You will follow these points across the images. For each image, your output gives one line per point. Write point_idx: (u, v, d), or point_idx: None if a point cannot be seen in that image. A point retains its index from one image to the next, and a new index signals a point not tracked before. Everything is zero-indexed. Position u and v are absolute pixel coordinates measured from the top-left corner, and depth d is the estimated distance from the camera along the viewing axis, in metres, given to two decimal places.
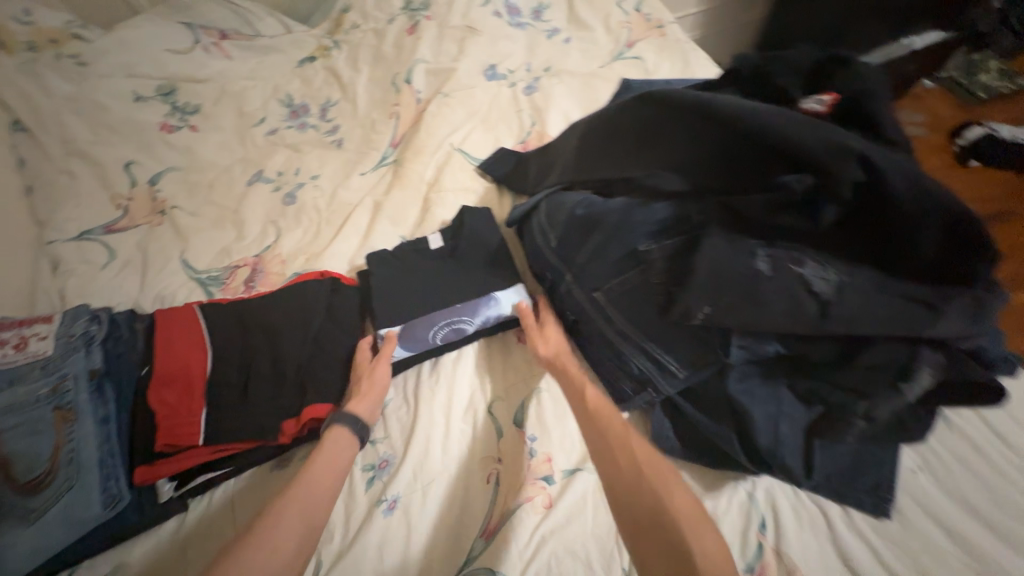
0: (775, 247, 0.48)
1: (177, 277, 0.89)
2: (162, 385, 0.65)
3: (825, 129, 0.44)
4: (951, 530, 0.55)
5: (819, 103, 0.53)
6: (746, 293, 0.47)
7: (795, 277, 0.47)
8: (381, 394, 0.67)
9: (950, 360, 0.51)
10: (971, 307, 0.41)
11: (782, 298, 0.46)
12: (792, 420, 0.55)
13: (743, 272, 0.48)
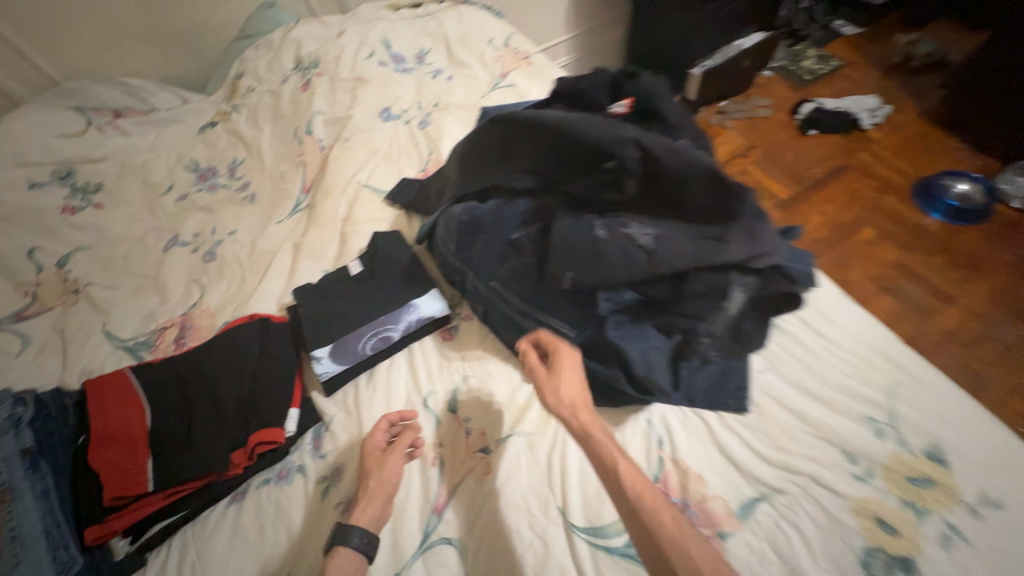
0: (606, 218, 0.64)
1: (102, 350, 0.91)
2: (102, 447, 0.68)
3: (615, 128, 0.61)
4: (795, 409, 0.70)
5: (620, 106, 0.70)
6: (592, 256, 0.62)
7: (625, 237, 0.61)
8: (387, 494, 0.68)
9: (763, 281, 0.69)
10: (742, 233, 0.58)
11: (619, 254, 0.61)
12: (659, 351, 0.68)
13: (587, 241, 0.62)
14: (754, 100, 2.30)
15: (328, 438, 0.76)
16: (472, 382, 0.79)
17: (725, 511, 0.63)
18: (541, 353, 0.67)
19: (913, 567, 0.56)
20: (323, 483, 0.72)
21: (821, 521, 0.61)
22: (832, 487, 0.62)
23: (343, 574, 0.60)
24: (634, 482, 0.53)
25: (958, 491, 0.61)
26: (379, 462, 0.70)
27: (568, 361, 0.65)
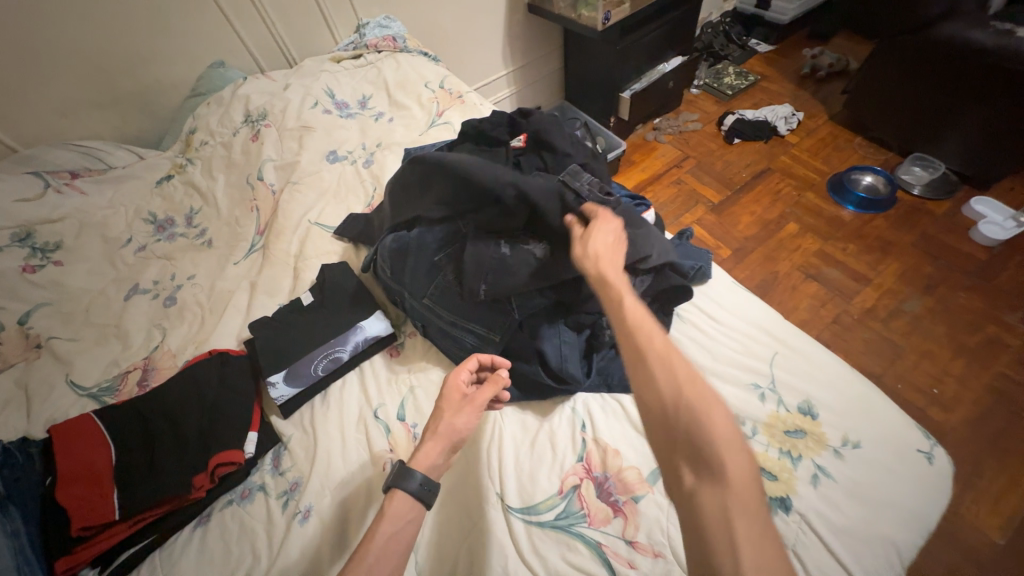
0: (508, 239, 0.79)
1: (66, 399, 0.96)
2: (69, 484, 0.73)
3: (497, 167, 0.76)
4: None
5: (519, 141, 0.88)
6: (500, 269, 0.76)
7: (526, 253, 0.77)
8: (450, 437, 0.69)
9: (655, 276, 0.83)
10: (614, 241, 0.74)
11: (521, 267, 0.76)
12: (570, 346, 0.80)
13: (494, 258, 0.77)
14: (684, 116, 2.52)
15: (288, 455, 0.83)
16: (418, 391, 0.87)
17: (637, 477, 0.74)
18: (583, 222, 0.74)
19: (790, 505, 0.68)
20: (283, 497, 0.78)
21: None
22: None
23: (397, 516, 0.62)
24: (700, 403, 0.50)
25: (825, 437, 0.73)
26: (455, 406, 0.72)
27: (603, 229, 0.71)
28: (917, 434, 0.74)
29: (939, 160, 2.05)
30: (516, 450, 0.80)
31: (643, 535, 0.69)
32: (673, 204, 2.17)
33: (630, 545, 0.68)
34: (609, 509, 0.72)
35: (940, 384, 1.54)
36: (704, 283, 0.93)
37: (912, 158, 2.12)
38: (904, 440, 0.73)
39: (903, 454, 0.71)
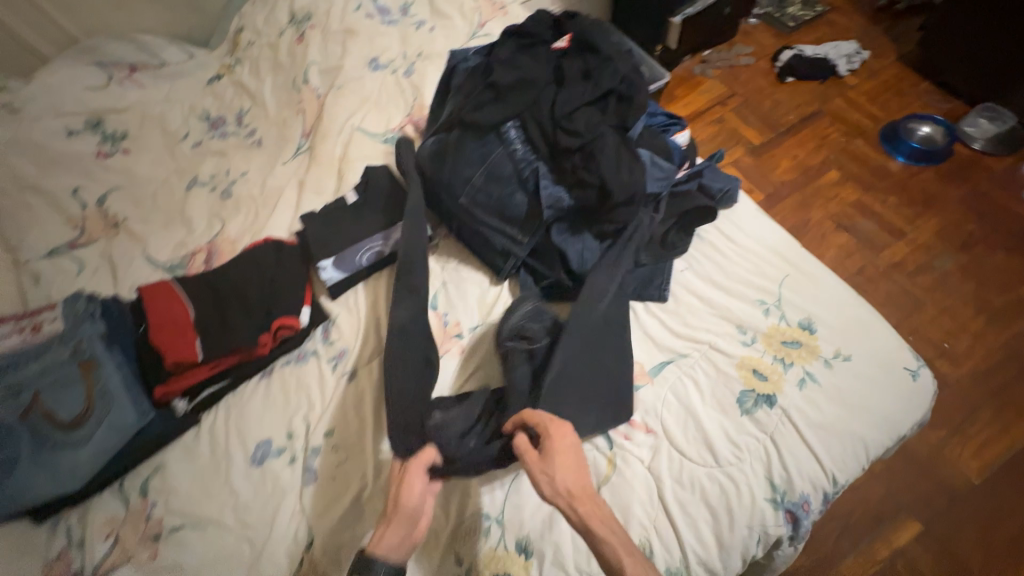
0: (511, 164, 0.85)
1: (145, 269, 1.10)
2: (160, 330, 0.86)
3: (486, 115, 0.84)
4: (704, 297, 0.88)
5: (561, 43, 0.88)
6: (508, 189, 0.85)
7: (530, 178, 0.84)
8: (402, 522, 0.63)
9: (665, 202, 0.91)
10: (608, 172, 0.78)
11: (521, 198, 0.85)
12: (593, 251, 0.85)
13: (500, 183, 0.85)
14: (736, 49, 2.34)
15: (334, 329, 0.95)
16: (449, 284, 0.97)
17: (639, 370, 0.83)
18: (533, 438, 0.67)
19: (774, 401, 0.76)
20: (331, 361, 0.91)
21: (710, 373, 0.81)
22: (723, 350, 0.82)
23: None
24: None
25: (818, 349, 0.80)
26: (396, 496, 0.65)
27: (562, 437, 0.65)
28: (909, 355, 0.80)
29: (1010, 113, 1.92)
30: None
31: (639, 415, 0.79)
32: (711, 142, 2.11)
33: (626, 422, 0.79)
34: None
35: (953, 339, 1.57)
36: (729, 207, 0.96)
37: (979, 108, 1.97)
38: (894, 358, 0.79)
39: (889, 370, 0.78)
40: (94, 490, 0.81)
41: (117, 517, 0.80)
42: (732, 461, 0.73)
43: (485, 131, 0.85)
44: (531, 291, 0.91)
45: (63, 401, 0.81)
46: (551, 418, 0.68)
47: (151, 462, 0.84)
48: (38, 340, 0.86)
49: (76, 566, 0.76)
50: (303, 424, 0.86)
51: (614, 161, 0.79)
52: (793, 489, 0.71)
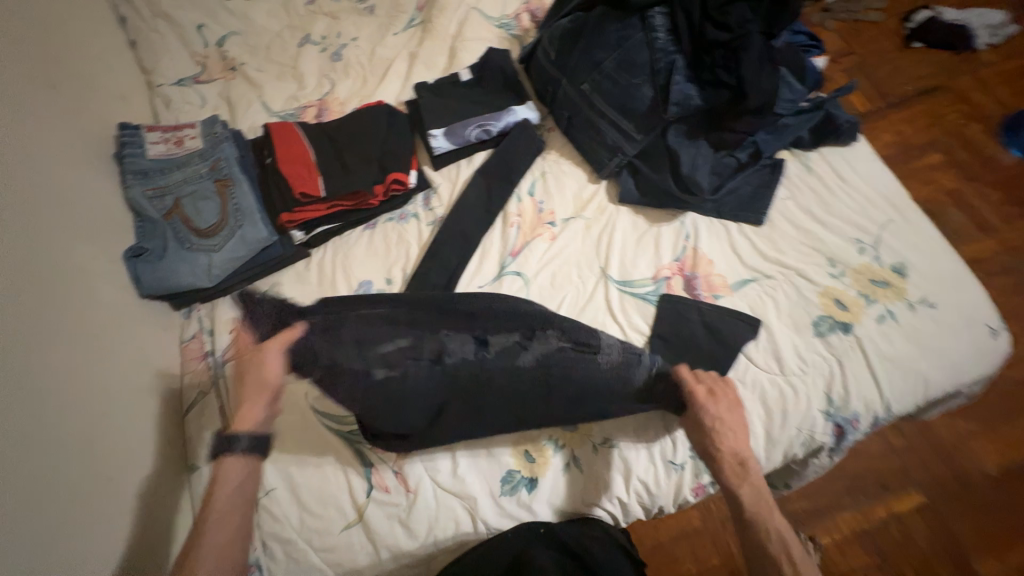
0: (648, 53, 0.85)
1: (260, 115, 1.15)
2: (287, 164, 0.94)
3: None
4: (801, 228, 0.89)
5: None
6: (637, 80, 0.86)
7: (662, 72, 0.85)
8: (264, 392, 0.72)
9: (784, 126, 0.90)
10: (752, 77, 0.78)
11: (645, 92, 0.87)
12: (705, 159, 0.86)
13: (631, 73, 0.87)
14: (866, 1, 2.09)
15: (435, 197, 1.00)
16: (548, 175, 0.99)
17: (722, 282, 0.87)
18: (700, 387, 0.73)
19: (850, 329, 0.80)
20: (431, 225, 0.98)
21: (792, 296, 0.84)
22: (809, 277, 0.85)
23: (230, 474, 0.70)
24: (765, 514, 0.68)
25: (905, 292, 0.82)
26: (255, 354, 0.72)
27: (727, 393, 0.74)
28: (993, 314, 0.81)
29: None
30: (623, 239, 0.92)
31: None
32: None
33: None
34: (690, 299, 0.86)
35: None
36: (846, 146, 0.94)
37: None
38: (979, 314, 0.81)
39: (973, 325, 0.80)
40: (222, 292, 0.92)
41: (238, 318, 0.91)
42: (796, 373, 0.79)
43: (632, 14, 0.86)
44: (630, 193, 0.93)
45: (203, 209, 0.90)
46: (716, 380, 0.74)
47: (268, 279, 0.94)
48: (180, 153, 0.94)
49: (208, 348, 0.89)
50: (400, 276, 0.94)
51: (757, 65, 0.79)
52: (848, 406, 0.77)
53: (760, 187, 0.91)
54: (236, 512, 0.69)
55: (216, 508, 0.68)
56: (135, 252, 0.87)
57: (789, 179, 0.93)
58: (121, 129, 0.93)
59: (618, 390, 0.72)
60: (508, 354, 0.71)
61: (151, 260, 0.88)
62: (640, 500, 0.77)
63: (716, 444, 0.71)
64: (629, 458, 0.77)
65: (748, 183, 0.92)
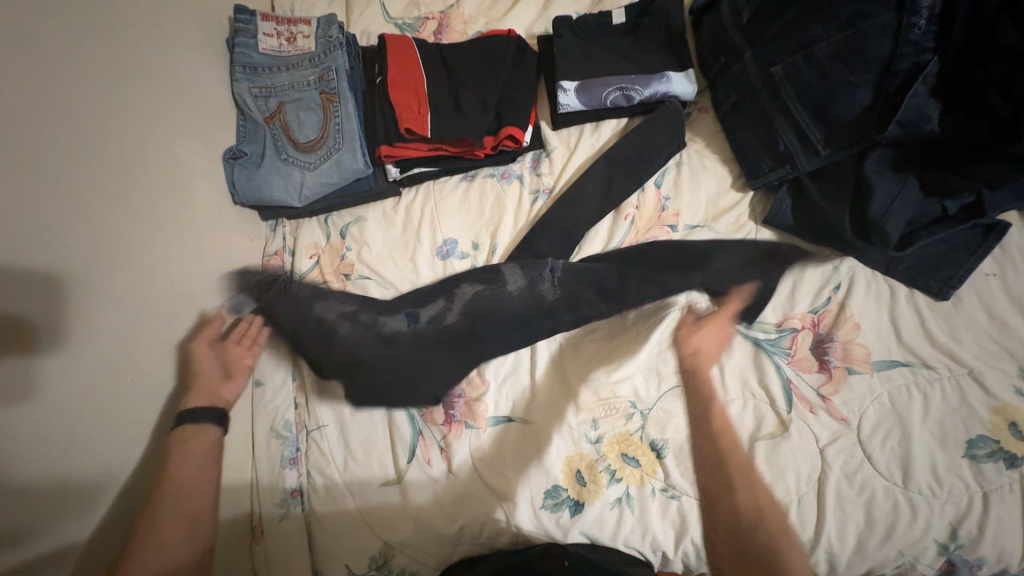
0: (889, 42, 0.61)
1: (376, 18, 1.01)
2: (397, 89, 0.83)
3: None
4: (997, 318, 0.69)
5: None
6: (851, 78, 0.65)
7: (898, 74, 0.61)
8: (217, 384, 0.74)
9: None
10: None
11: (855, 97, 0.65)
12: (906, 201, 0.66)
13: (845, 65, 0.65)
14: None
15: (546, 162, 0.87)
16: (685, 168, 0.82)
17: (863, 355, 0.71)
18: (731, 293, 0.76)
19: (1017, 465, 0.63)
20: (534, 194, 0.86)
21: (952, 401, 0.67)
22: (986, 384, 0.67)
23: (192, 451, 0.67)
24: (713, 417, 0.73)
25: None
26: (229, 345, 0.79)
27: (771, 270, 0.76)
28: None
29: None
30: (722, 262, 0.76)
31: (839, 399, 0.70)
32: None
33: (821, 397, 0.71)
34: (816, 363, 0.72)
35: None
36: None
37: None
38: None
39: None
40: (309, 213, 0.89)
41: (319, 245, 0.88)
42: (922, 491, 0.65)
43: None
44: (781, 215, 0.76)
45: (305, 123, 0.84)
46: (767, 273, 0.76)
47: (355, 212, 0.90)
48: (290, 52, 0.86)
49: (287, 268, 0.88)
50: (487, 244, 0.85)
51: None
52: (975, 548, 0.63)
53: (959, 251, 0.71)
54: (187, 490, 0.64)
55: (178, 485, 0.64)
56: (233, 154, 0.83)
57: (1006, 251, 0.71)
58: (237, 13, 0.85)
59: (513, 305, 0.74)
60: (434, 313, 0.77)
61: (247, 166, 0.84)
62: (685, 560, 0.70)
63: (691, 363, 0.75)
64: (687, 514, 0.70)
65: (944, 242, 0.71)
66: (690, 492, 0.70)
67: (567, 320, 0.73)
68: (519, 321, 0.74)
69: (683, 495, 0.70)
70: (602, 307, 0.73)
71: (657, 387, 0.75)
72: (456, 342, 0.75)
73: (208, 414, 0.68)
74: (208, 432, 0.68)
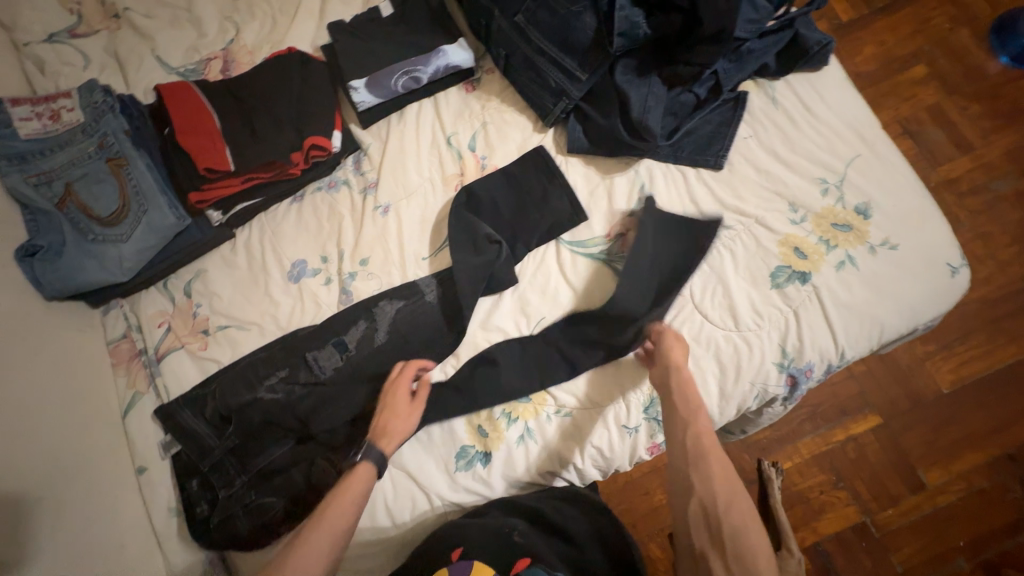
0: None
1: (157, 73, 0.99)
2: (187, 133, 0.82)
3: None
4: (763, 170, 0.82)
5: None
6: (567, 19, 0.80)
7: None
8: (404, 418, 0.73)
9: (755, 56, 0.82)
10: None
11: (585, 27, 0.79)
12: (657, 97, 0.79)
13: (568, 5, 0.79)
14: None
15: (366, 160, 0.90)
16: (490, 127, 0.89)
17: (678, 237, 0.81)
18: (584, 254, 0.83)
19: (808, 279, 0.77)
20: (363, 192, 0.89)
21: (750, 247, 0.79)
22: (768, 225, 0.79)
23: (361, 483, 0.66)
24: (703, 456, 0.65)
25: (867, 235, 0.77)
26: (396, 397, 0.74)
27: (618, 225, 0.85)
28: (955, 252, 0.78)
29: None
30: (544, 200, 0.84)
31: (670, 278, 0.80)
32: None
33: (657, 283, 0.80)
34: None
35: None
36: (812, 70, 0.85)
37: None
38: (940, 254, 0.77)
39: (931, 264, 0.77)
40: (143, 284, 0.86)
41: (167, 311, 0.86)
42: (752, 327, 0.77)
43: None
44: (578, 141, 0.85)
45: (97, 196, 0.80)
46: (586, 204, 0.85)
47: (194, 266, 0.88)
48: (57, 129, 0.82)
49: (140, 346, 0.84)
50: (336, 252, 0.87)
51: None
52: (802, 357, 0.76)
53: (722, 125, 0.84)
54: (347, 528, 0.64)
55: (332, 521, 0.63)
56: (28, 251, 0.78)
57: (753, 114, 0.84)
58: None
59: (423, 319, 0.81)
60: (360, 341, 0.81)
61: (49, 258, 0.78)
62: (595, 464, 0.77)
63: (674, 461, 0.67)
64: (583, 425, 0.77)
65: (707, 122, 0.84)
66: (578, 406, 0.77)
67: (468, 290, 0.78)
68: (438, 330, 0.81)
69: (574, 409, 0.77)
70: (486, 286, 0.81)
71: (528, 324, 0.81)
72: (382, 367, 0.81)
73: (376, 449, 0.69)
74: (366, 468, 0.67)
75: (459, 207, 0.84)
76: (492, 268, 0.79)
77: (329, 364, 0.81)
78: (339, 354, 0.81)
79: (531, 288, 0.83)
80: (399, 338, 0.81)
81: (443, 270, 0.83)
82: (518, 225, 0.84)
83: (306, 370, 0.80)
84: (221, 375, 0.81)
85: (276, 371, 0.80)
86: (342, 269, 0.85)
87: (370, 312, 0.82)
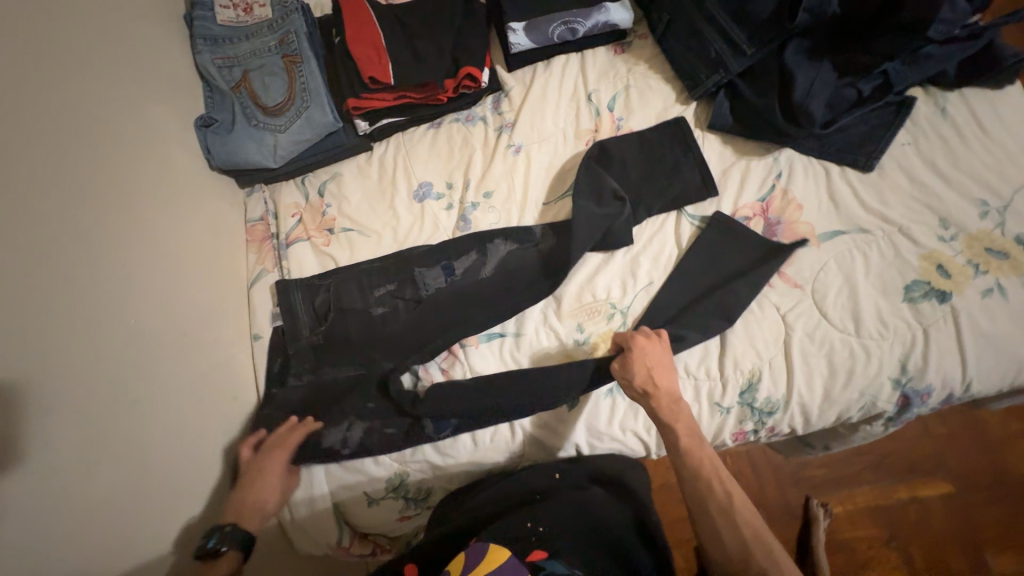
0: None
1: None
2: (358, 43, 0.89)
3: None
4: (917, 180, 0.78)
5: None
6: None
7: None
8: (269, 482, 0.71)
9: (936, 61, 0.78)
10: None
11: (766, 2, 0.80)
12: (824, 80, 0.79)
13: None
14: None
15: (506, 101, 0.93)
16: (633, 90, 0.90)
17: (809, 231, 0.79)
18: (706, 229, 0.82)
19: (947, 299, 0.72)
20: (498, 130, 0.92)
21: (888, 256, 0.76)
22: (913, 237, 0.75)
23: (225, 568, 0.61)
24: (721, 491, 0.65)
25: None
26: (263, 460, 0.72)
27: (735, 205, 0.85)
28: None
29: None
30: (675, 168, 0.84)
31: (792, 269, 0.78)
32: None
33: (778, 272, 0.78)
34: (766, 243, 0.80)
35: None
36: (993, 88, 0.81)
37: None
38: None
39: None
40: (286, 175, 0.93)
41: (300, 205, 0.92)
42: (873, 335, 0.73)
43: None
44: (723, 117, 0.84)
45: (270, 86, 0.88)
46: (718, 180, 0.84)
47: (331, 169, 0.94)
48: (247, 20, 0.90)
49: (272, 230, 0.92)
50: (462, 181, 0.91)
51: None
52: (922, 378, 0.72)
53: (880, 127, 0.80)
54: None
55: None
56: (205, 121, 0.87)
57: (916, 123, 0.81)
58: None
59: (532, 259, 0.84)
60: (469, 268, 0.85)
61: (220, 132, 0.87)
62: None
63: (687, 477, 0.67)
64: None
65: (864, 121, 0.81)
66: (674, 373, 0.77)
67: (587, 239, 0.79)
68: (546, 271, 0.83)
69: None
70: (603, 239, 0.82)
71: (634, 287, 0.81)
72: (486, 296, 0.83)
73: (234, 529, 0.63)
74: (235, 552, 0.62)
75: (591, 160, 0.86)
76: (612, 225, 0.81)
77: (437, 281, 0.84)
78: (449, 275, 0.84)
79: (643, 252, 0.83)
80: (507, 272, 0.84)
81: (562, 217, 0.85)
82: (643, 187, 0.85)
83: (416, 283, 0.85)
84: (338, 272, 0.86)
85: (387, 275, 0.85)
86: (466, 197, 0.89)
87: (486, 243, 0.85)
